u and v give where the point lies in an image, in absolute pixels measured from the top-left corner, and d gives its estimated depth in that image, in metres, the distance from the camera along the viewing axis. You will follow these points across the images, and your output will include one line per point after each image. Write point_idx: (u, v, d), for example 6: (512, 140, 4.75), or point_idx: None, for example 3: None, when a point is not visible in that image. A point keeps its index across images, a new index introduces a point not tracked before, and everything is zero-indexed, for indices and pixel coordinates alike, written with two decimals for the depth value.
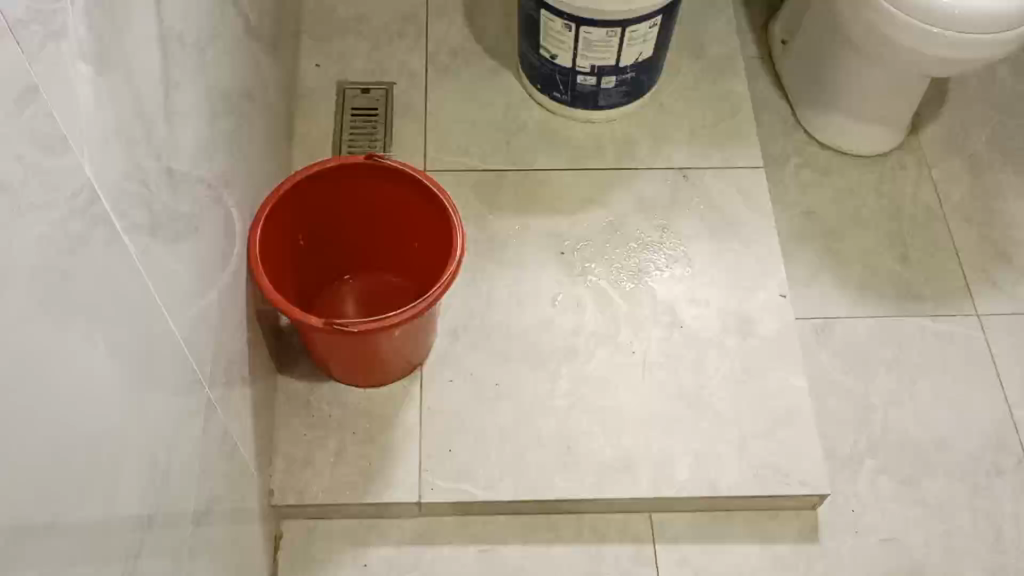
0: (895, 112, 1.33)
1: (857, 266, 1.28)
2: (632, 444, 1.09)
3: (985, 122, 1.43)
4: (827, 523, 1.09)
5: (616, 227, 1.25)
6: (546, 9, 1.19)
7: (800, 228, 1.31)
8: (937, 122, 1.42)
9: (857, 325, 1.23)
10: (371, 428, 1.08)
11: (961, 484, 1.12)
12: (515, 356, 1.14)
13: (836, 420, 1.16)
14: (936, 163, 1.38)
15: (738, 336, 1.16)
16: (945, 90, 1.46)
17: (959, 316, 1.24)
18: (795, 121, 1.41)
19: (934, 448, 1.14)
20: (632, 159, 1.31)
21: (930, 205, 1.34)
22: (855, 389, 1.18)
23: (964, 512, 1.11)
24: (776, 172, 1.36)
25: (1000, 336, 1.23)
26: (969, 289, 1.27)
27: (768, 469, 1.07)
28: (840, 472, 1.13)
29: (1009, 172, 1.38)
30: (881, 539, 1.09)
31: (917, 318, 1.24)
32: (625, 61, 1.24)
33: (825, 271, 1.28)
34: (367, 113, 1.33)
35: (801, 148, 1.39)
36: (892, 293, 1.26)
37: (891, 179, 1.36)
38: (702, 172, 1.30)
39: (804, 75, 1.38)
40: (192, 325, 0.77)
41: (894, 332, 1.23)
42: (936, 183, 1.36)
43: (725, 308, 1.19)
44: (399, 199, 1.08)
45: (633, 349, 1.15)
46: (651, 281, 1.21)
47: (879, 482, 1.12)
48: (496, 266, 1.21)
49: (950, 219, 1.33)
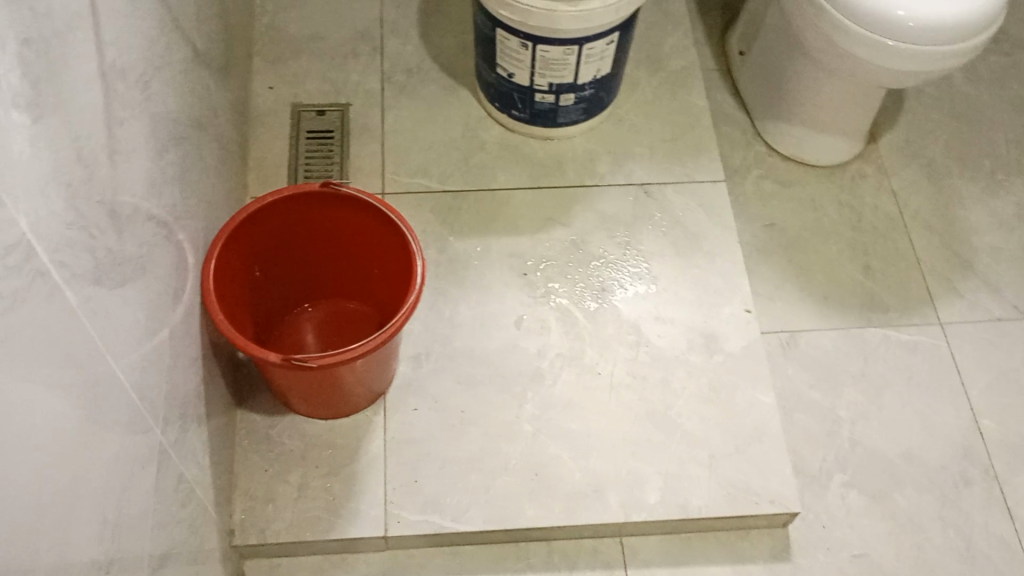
0: (853, 122, 1.33)
1: (821, 279, 1.28)
2: (601, 467, 1.07)
3: (942, 129, 1.43)
4: (798, 540, 1.09)
5: (578, 245, 1.24)
6: (501, 28, 1.17)
7: (763, 242, 1.31)
8: (895, 130, 1.43)
9: (822, 338, 1.23)
10: (334, 460, 1.06)
11: (930, 496, 1.12)
12: (480, 381, 1.12)
13: (804, 434, 1.15)
14: (895, 172, 1.39)
15: (704, 353, 1.16)
16: (901, 99, 1.46)
17: (922, 325, 1.25)
18: (754, 133, 1.41)
19: (902, 460, 1.14)
20: (593, 176, 1.30)
21: (892, 215, 1.34)
22: (821, 403, 1.18)
23: (935, 525, 1.10)
24: (737, 184, 1.36)
25: (964, 344, 1.24)
26: (932, 298, 1.27)
27: (738, 488, 1.07)
28: (810, 488, 1.12)
29: (967, 178, 1.39)
30: (852, 555, 1.08)
31: (880, 328, 1.24)
32: (583, 78, 1.23)
33: (788, 284, 1.27)
34: (324, 135, 1.31)
35: (760, 159, 1.39)
36: (856, 304, 1.26)
37: (851, 189, 1.37)
38: (663, 187, 1.29)
39: (762, 87, 1.38)
40: (142, 369, 0.75)
41: (859, 343, 1.23)
42: (895, 192, 1.37)
43: (690, 325, 1.18)
44: (359, 227, 1.06)
45: (599, 370, 1.14)
46: (615, 299, 1.19)
47: (849, 496, 1.12)
48: (459, 289, 1.19)
49: (911, 228, 1.33)
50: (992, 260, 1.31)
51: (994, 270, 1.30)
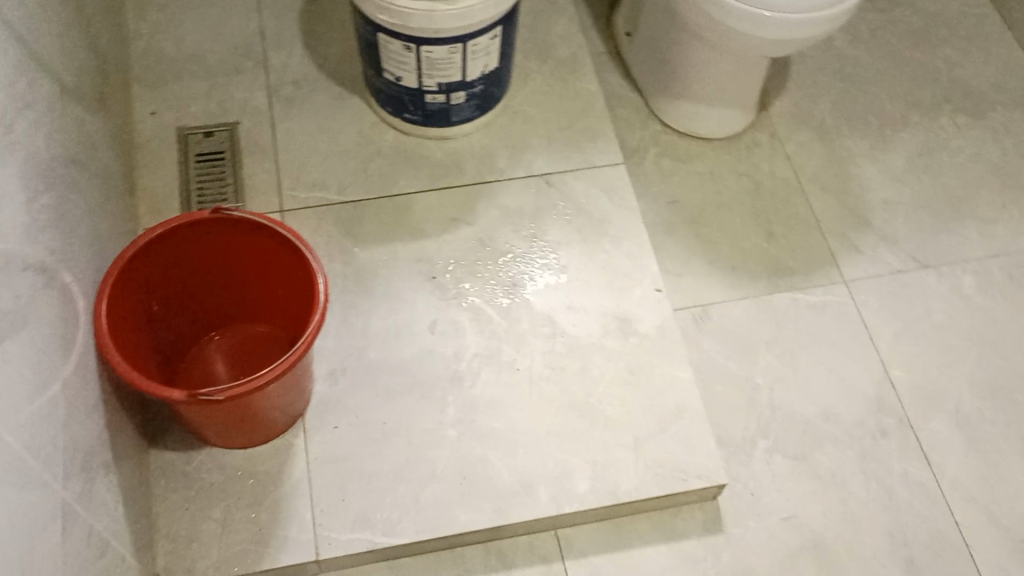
0: (742, 94, 1.35)
1: (726, 250, 1.30)
2: (529, 463, 1.07)
3: (828, 90, 1.47)
4: (728, 510, 1.10)
5: (484, 242, 1.23)
6: (383, 32, 1.15)
7: (667, 219, 1.32)
8: (784, 96, 1.46)
9: (733, 308, 1.25)
10: (257, 489, 1.04)
11: (850, 451, 1.15)
12: (399, 391, 1.11)
13: (724, 405, 1.17)
14: (787, 138, 1.41)
15: (619, 337, 1.16)
16: (787, 65, 1.49)
17: (827, 285, 1.28)
18: (649, 112, 1.42)
19: (820, 419, 1.17)
20: (492, 171, 1.29)
21: (788, 180, 1.37)
22: (738, 372, 1.20)
23: (857, 478, 1.13)
24: (637, 165, 1.37)
25: (868, 298, 1.27)
26: (834, 257, 1.30)
27: (665, 467, 1.08)
28: (735, 457, 1.14)
29: (857, 137, 1.42)
30: (782, 518, 1.10)
31: (788, 292, 1.27)
32: (471, 75, 1.22)
33: (695, 258, 1.29)
34: (214, 158, 1.28)
35: (657, 138, 1.40)
36: (762, 271, 1.28)
37: (748, 159, 1.39)
38: (563, 175, 1.29)
39: (651, 66, 1.39)
40: (33, 427, 0.72)
41: (768, 310, 1.25)
42: (790, 157, 1.39)
43: (604, 311, 1.18)
44: (257, 249, 1.03)
45: (517, 366, 1.14)
46: (527, 293, 1.19)
47: (773, 461, 1.14)
48: (368, 300, 1.18)
49: (808, 191, 1.36)
50: (888, 214, 1.35)
51: (890, 223, 1.34)
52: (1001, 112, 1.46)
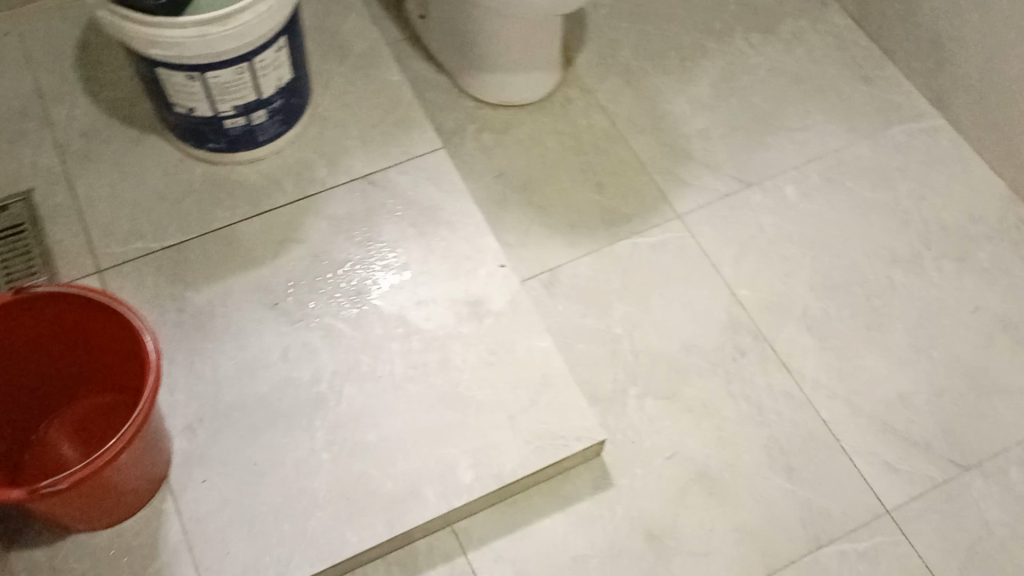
0: (545, 55, 1.36)
1: (561, 210, 1.31)
2: (409, 467, 1.06)
3: (628, 34, 1.49)
4: (613, 463, 1.12)
5: (320, 256, 1.20)
6: (162, 66, 1.10)
7: (497, 193, 1.32)
8: (587, 48, 1.47)
9: (579, 266, 1.26)
10: (135, 565, 0.99)
11: (716, 378, 1.18)
12: (264, 427, 1.08)
13: (590, 362, 1.19)
14: (598, 88, 1.43)
15: (474, 320, 1.16)
16: (583, 17, 1.51)
17: (663, 223, 1.31)
18: (459, 91, 1.41)
19: (682, 354, 1.20)
20: (313, 183, 1.26)
21: (607, 130, 1.39)
22: (596, 327, 1.21)
23: (727, 402, 1.17)
24: (458, 145, 1.36)
25: (704, 228, 1.31)
26: (664, 194, 1.33)
27: (544, 437, 1.08)
28: (610, 410, 1.16)
29: (662, 74, 1.45)
30: (665, 457, 1.13)
31: (628, 239, 1.29)
32: (266, 91, 1.18)
33: (533, 225, 1.29)
34: (14, 231, 1.20)
35: (472, 115, 1.39)
36: (600, 224, 1.30)
37: (564, 117, 1.40)
38: (385, 172, 1.27)
39: (450, 45, 1.38)
40: None
41: (613, 260, 1.27)
42: (604, 106, 1.41)
43: (454, 298, 1.18)
44: (75, 320, 0.97)
45: (379, 373, 1.12)
46: (374, 298, 1.17)
47: (646, 405, 1.16)
48: (212, 342, 1.13)
49: (627, 136, 1.38)
50: (706, 143, 1.38)
51: (710, 151, 1.38)
52: (789, 23, 1.51)
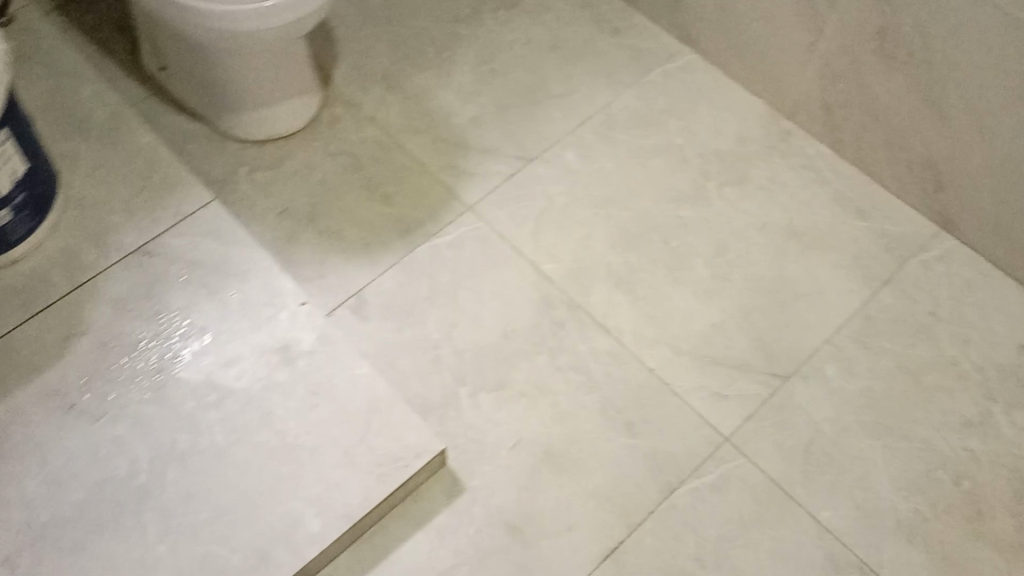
0: (298, 79, 1.32)
1: (352, 231, 1.28)
2: (255, 533, 1.01)
3: (379, 39, 1.47)
4: (459, 467, 1.11)
5: (110, 343, 1.13)
6: None
7: (284, 230, 1.28)
8: (342, 61, 1.44)
9: (383, 283, 1.24)
10: None
11: (540, 356, 1.19)
12: (89, 538, 1.00)
13: (415, 375, 1.17)
14: (362, 99, 1.41)
15: (287, 366, 1.12)
16: (331, 31, 1.48)
17: (456, 218, 1.30)
18: (221, 136, 1.36)
19: (503, 342, 1.20)
20: (84, 269, 1.19)
21: (380, 139, 1.37)
22: (414, 338, 1.20)
23: (556, 377, 1.18)
24: (232, 191, 1.31)
25: (497, 213, 1.31)
26: (451, 190, 1.33)
27: (384, 464, 1.07)
28: (445, 416, 1.15)
29: (422, 71, 1.44)
30: (509, 448, 1.13)
31: (425, 242, 1.28)
32: (3, 186, 1.10)
33: (328, 253, 1.26)
34: None
35: (240, 157, 1.34)
36: (394, 235, 1.28)
37: (334, 136, 1.37)
38: (159, 239, 1.22)
39: (198, 92, 1.33)
40: None
41: (415, 267, 1.26)
42: (372, 116, 1.39)
43: (261, 349, 1.13)
44: None
45: (201, 446, 1.06)
46: (178, 370, 1.11)
47: (480, 402, 1.16)
48: (11, 465, 1.04)
49: (402, 141, 1.37)
50: (480, 129, 1.38)
51: (484, 136, 1.38)
52: None
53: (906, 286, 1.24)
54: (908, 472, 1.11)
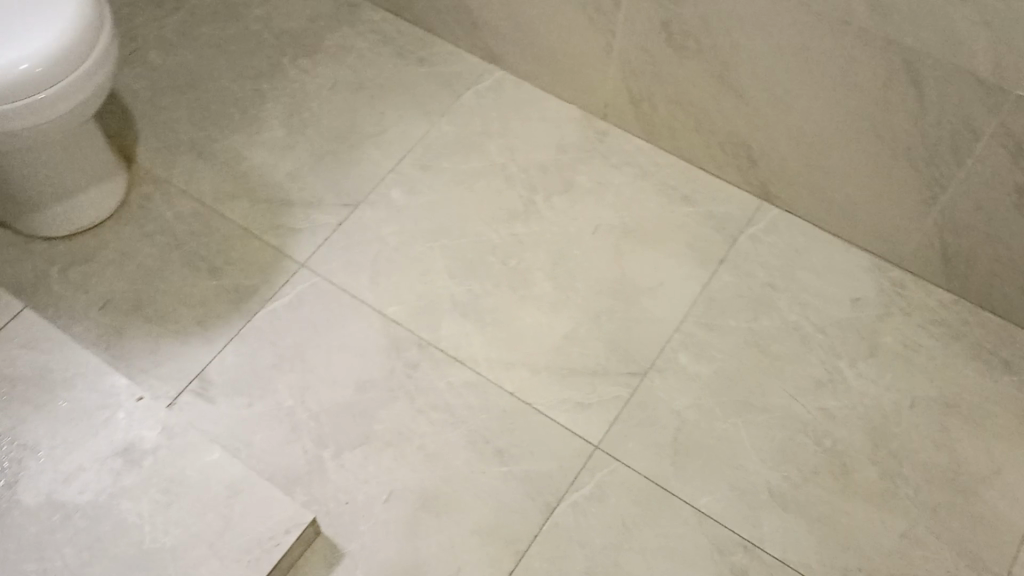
0: (99, 163, 1.25)
1: (184, 312, 1.23)
2: None
3: (179, 108, 1.42)
4: (336, 533, 1.07)
5: None
6: None
7: (110, 324, 1.22)
8: (144, 138, 1.38)
9: (225, 358, 1.19)
10: None
11: (399, 402, 1.16)
12: None
13: (274, 447, 1.13)
14: (171, 173, 1.35)
15: (134, 467, 1.05)
16: (127, 108, 1.41)
17: (290, 278, 1.26)
18: (25, 238, 1.28)
19: (359, 395, 1.17)
20: None
21: (197, 211, 1.31)
22: (266, 409, 1.15)
23: (419, 419, 1.15)
24: (47, 294, 1.24)
25: (331, 265, 1.28)
26: (280, 249, 1.29)
27: (254, 548, 1.02)
28: (312, 484, 1.10)
29: (230, 133, 1.39)
30: (383, 501, 1.09)
31: (262, 308, 1.23)
32: None
33: (161, 339, 1.20)
34: None
35: (50, 256, 1.27)
36: (228, 307, 1.23)
37: (148, 216, 1.31)
38: None
39: None
40: None
41: (256, 337, 1.21)
42: (185, 189, 1.33)
43: (102, 455, 1.06)
44: None
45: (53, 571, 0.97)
46: (15, 493, 1.02)
47: (345, 461, 1.12)
48: None
49: (220, 209, 1.32)
50: (299, 182, 1.35)
51: (305, 189, 1.34)
52: (331, 37, 1.51)
53: (739, 262, 1.28)
54: (772, 442, 1.13)
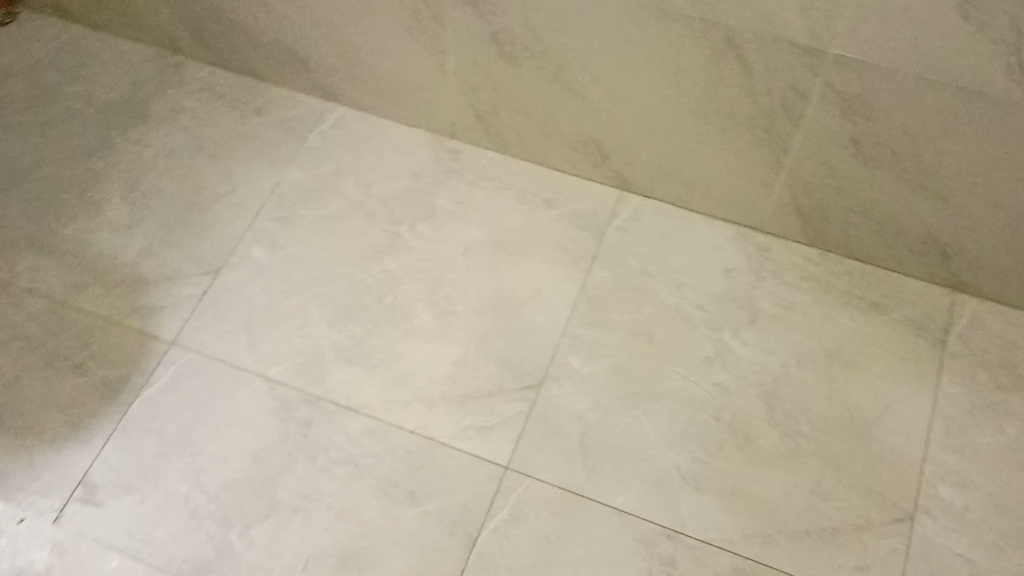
0: None
1: (54, 417, 1.16)
2: None
3: (9, 203, 1.34)
4: None
5: None
6: None
7: None
8: None
9: (107, 457, 1.13)
10: None
11: (299, 464, 1.13)
12: None
13: (177, 539, 1.08)
14: (13, 274, 1.27)
15: None
16: None
17: (161, 359, 1.21)
18: None
19: (256, 465, 1.13)
20: None
21: (49, 308, 1.24)
22: (161, 502, 1.10)
23: (323, 477, 1.12)
24: None
25: (202, 337, 1.23)
26: (145, 331, 1.23)
27: None
28: (224, 568, 1.06)
29: (69, 220, 1.32)
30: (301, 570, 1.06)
31: (137, 397, 1.17)
32: None
33: (34, 451, 1.13)
34: None
35: None
36: (101, 402, 1.17)
37: None
38: None
39: None
40: None
41: (136, 427, 1.15)
42: (31, 287, 1.26)
43: None
44: None
45: None
46: None
47: (254, 537, 1.08)
48: None
49: (73, 301, 1.25)
50: (153, 258, 1.29)
51: (161, 263, 1.29)
52: (159, 101, 1.45)
53: (611, 255, 1.29)
54: (675, 426, 1.15)
